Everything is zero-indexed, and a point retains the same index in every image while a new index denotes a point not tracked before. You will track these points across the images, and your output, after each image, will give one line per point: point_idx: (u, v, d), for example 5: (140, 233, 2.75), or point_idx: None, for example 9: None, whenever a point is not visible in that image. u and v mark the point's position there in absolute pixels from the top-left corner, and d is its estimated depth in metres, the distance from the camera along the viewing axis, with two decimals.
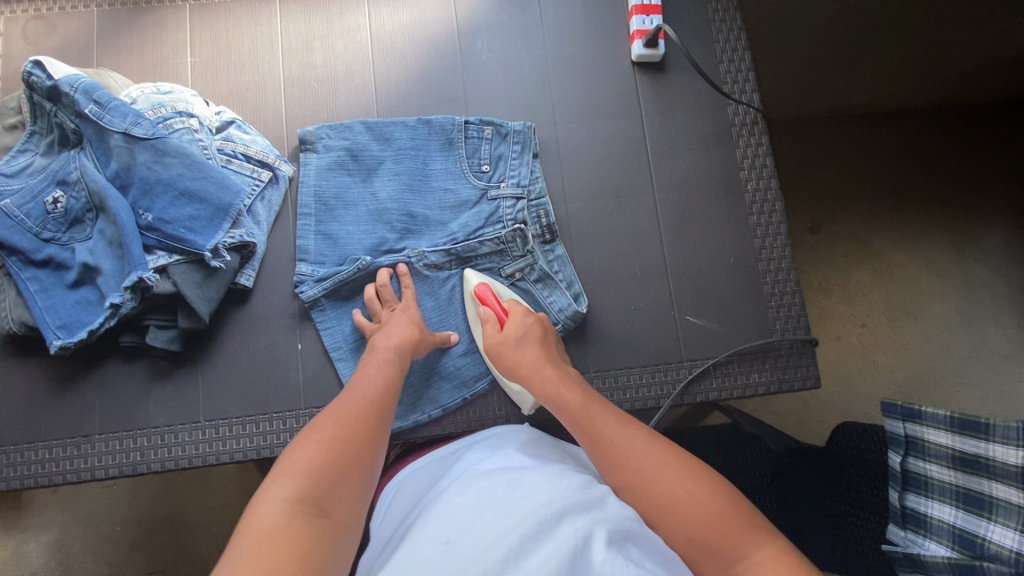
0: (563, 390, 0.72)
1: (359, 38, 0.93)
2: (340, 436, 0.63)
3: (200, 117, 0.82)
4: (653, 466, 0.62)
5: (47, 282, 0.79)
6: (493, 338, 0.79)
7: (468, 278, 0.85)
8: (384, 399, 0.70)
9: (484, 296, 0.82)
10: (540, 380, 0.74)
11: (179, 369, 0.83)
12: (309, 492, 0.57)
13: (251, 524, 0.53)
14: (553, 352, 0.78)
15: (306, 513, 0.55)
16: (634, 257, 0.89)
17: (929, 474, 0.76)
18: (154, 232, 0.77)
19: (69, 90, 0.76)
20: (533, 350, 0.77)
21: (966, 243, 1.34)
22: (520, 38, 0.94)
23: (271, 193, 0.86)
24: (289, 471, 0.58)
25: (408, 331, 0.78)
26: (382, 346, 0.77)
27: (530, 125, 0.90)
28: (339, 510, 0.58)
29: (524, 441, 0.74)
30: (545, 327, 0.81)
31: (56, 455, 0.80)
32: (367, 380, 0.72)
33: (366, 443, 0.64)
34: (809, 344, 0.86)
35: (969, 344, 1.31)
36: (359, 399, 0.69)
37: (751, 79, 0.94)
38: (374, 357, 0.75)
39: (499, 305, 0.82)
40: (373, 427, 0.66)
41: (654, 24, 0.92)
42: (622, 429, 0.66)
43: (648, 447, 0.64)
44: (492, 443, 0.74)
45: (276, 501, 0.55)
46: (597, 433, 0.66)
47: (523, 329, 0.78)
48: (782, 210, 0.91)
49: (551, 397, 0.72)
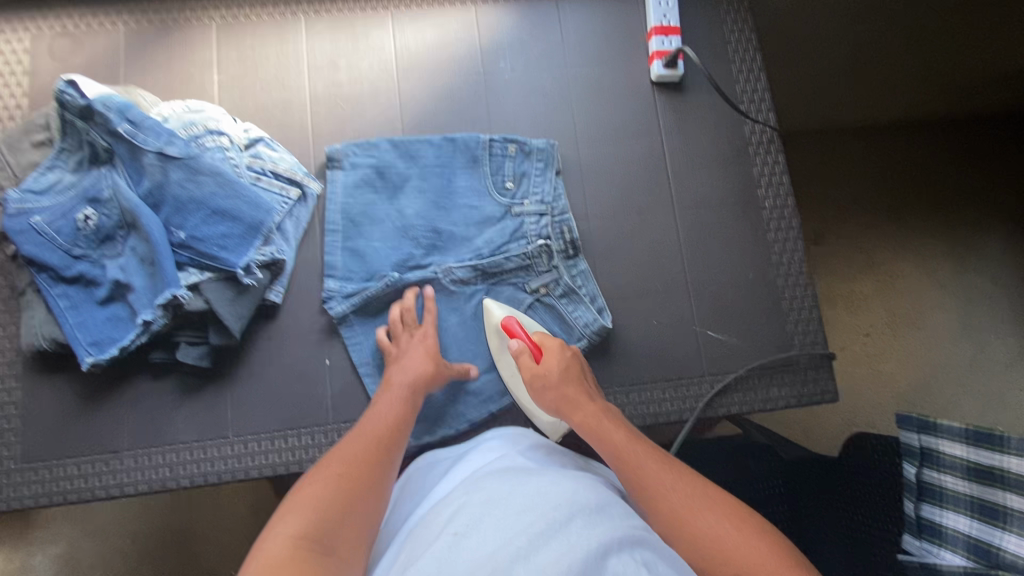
0: (606, 426, 0.73)
1: (384, 57, 0.94)
2: (346, 473, 0.65)
3: (230, 135, 0.83)
4: (696, 505, 0.64)
5: (77, 299, 0.79)
6: (530, 369, 0.79)
7: (491, 311, 0.86)
8: (391, 434, 0.72)
9: (512, 329, 0.83)
10: (584, 416, 0.75)
11: (208, 385, 0.83)
12: (312, 528, 0.58)
13: (258, 556, 0.54)
14: (590, 386, 0.79)
15: (310, 546, 0.56)
16: (654, 273, 0.91)
17: (944, 485, 0.77)
18: (187, 250, 0.78)
19: (102, 109, 0.77)
20: (574, 386, 0.77)
21: (968, 255, 1.37)
22: (542, 57, 0.96)
23: (299, 210, 0.87)
24: (297, 506, 0.60)
25: (422, 367, 0.79)
26: (396, 381, 0.78)
27: (553, 142, 0.92)
28: (343, 547, 0.58)
29: (528, 445, 0.75)
30: (580, 362, 0.82)
31: (85, 471, 0.80)
32: (375, 418, 0.74)
33: (371, 479, 0.66)
34: (827, 358, 0.88)
35: (971, 354, 1.33)
36: (365, 437, 0.71)
37: (767, 99, 0.96)
38: (387, 394, 0.77)
39: (529, 338, 0.82)
40: (380, 463, 0.68)
41: (674, 44, 0.94)
42: (663, 467, 0.68)
43: (688, 485, 0.67)
44: (494, 444, 0.75)
45: (280, 537, 0.56)
46: (639, 469, 0.68)
47: (563, 365, 0.79)
48: (798, 226, 0.93)
49: (595, 434, 0.73)
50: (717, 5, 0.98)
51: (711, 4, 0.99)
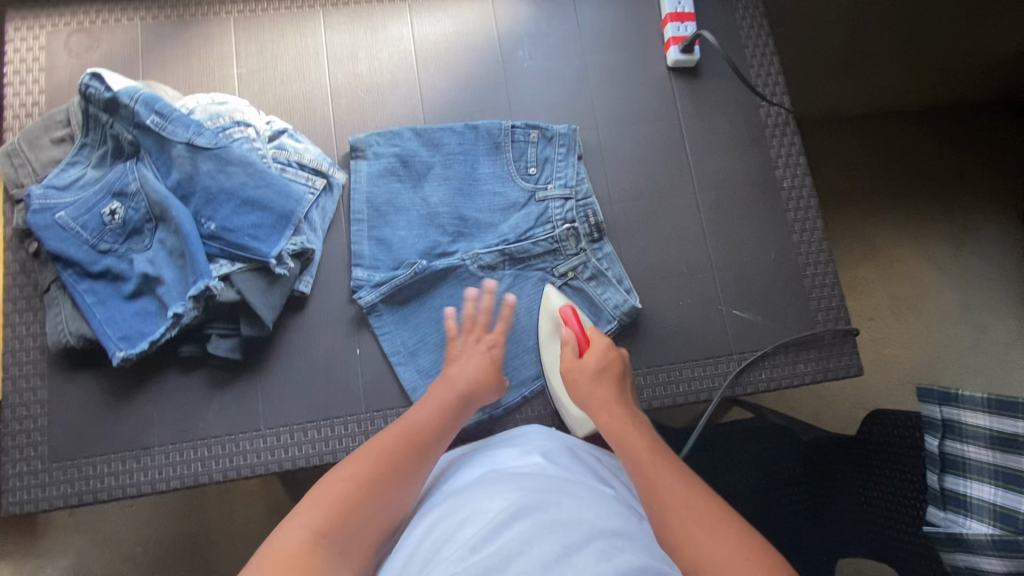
0: (631, 432, 0.70)
1: (403, 49, 0.95)
2: (376, 475, 0.62)
3: (256, 126, 0.83)
4: (700, 523, 0.56)
5: (104, 294, 0.78)
6: (571, 361, 0.80)
7: (551, 298, 0.87)
8: (432, 438, 0.69)
9: (567, 317, 0.83)
10: (609, 416, 0.73)
11: (238, 377, 0.82)
12: (334, 525, 0.56)
13: (274, 547, 0.53)
14: (627, 393, 0.77)
15: (326, 545, 0.54)
16: (676, 256, 0.92)
17: (968, 455, 0.78)
18: (217, 241, 0.77)
19: (128, 101, 0.77)
20: (608, 384, 0.77)
21: (969, 238, 1.40)
22: (560, 45, 0.97)
23: (325, 200, 0.86)
24: (321, 499, 0.58)
25: (480, 376, 0.76)
26: (451, 382, 0.75)
27: (575, 127, 0.92)
28: (355, 552, 0.57)
29: (544, 448, 0.72)
30: (624, 365, 0.80)
31: (115, 469, 0.79)
32: (414, 415, 0.71)
33: (396, 481, 0.63)
34: (851, 334, 0.90)
35: (974, 336, 1.36)
36: (400, 432, 0.68)
37: (782, 82, 0.98)
38: (440, 393, 0.74)
39: (581, 330, 0.82)
40: (410, 468, 0.64)
41: (690, 31, 0.96)
42: (679, 479, 0.61)
43: (703, 503, 0.58)
44: (521, 444, 0.73)
45: (302, 529, 0.55)
46: (650, 475, 0.63)
47: (603, 362, 0.79)
48: (816, 207, 0.95)
49: (616, 435, 0.71)
50: None
51: None
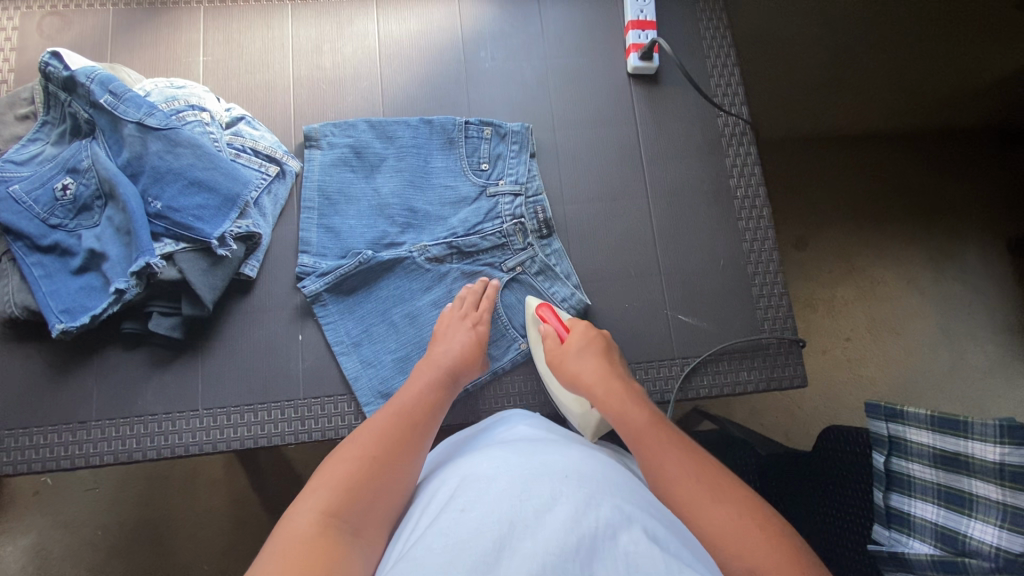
0: (630, 407, 0.71)
1: (367, 43, 0.96)
2: (381, 455, 0.62)
3: (212, 111, 0.85)
4: (710, 496, 0.59)
5: (51, 268, 0.79)
6: (555, 350, 0.81)
7: (529, 302, 0.89)
8: (425, 413, 0.69)
9: (545, 316, 0.85)
10: (605, 392, 0.73)
11: (180, 357, 0.83)
12: (341, 506, 0.56)
13: (284, 530, 0.53)
14: (618, 368, 0.78)
15: (338, 527, 0.55)
16: (626, 259, 0.92)
17: (912, 474, 0.74)
18: (162, 220, 0.79)
19: (85, 80, 0.79)
20: (596, 362, 0.78)
21: (947, 260, 1.38)
22: (522, 47, 0.99)
23: (277, 187, 0.88)
24: (329, 480, 0.58)
25: (462, 352, 0.79)
26: (435, 357, 0.77)
27: (528, 126, 0.94)
28: (367, 530, 0.57)
29: (531, 420, 0.75)
30: (607, 344, 0.81)
31: (51, 441, 0.80)
32: (407, 395, 0.71)
33: (401, 459, 0.62)
34: (797, 344, 0.89)
35: (951, 359, 1.34)
36: (396, 411, 0.68)
37: (741, 93, 0.99)
38: (427, 367, 0.76)
39: (560, 323, 0.84)
40: (413, 443, 0.65)
41: (649, 37, 0.97)
42: (685, 454, 0.64)
43: (710, 478, 0.61)
44: (507, 423, 0.74)
45: (310, 512, 0.55)
46: (657, 452, 0.64)
47: (585, 341, 0.81)
48: (769, 216, 0.95)
49: (616, 413, 0.71)
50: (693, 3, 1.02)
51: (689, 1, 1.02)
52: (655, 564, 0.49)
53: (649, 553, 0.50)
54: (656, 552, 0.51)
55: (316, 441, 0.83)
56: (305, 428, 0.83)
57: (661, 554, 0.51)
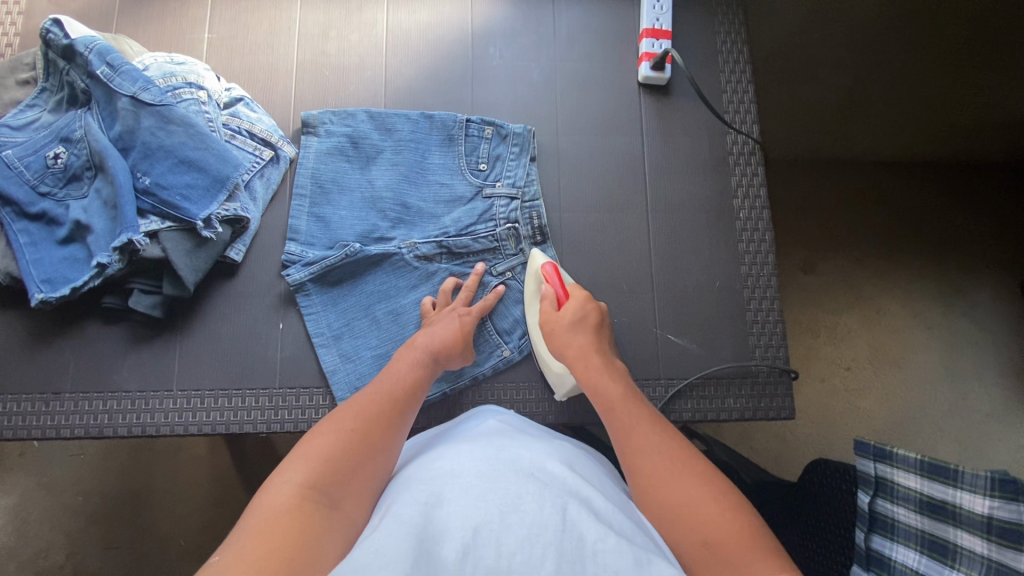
0: (607, 380, 0.72)
1: (375, 33, 0.95)
2: (358, 429, 0.61)
3: (209, 91, 0.84)
4: (667, 469, 0.60)
5: (37, 236, 0.79)
6: (548, 313, 0.81)
7: (535, 257, 0.87)
8: (406, 395, 0.68)
9: (546, 275, 0.83)
10: (585, 365, 0.74)
11: (159, 336, 0.83)
12: (321, 480, 0.55)
13: (261, 504, 0.52)
14: (604, 341, 0.78)
15: (316, 499, 0.53)
16: (618, 273, 0.90)
17: (896, 517, 0.71)
18: (149, 197, 0.78)
19: (83, 50, 0.78)
20: (586, 334, 0.77)
21: (956, 297, 1.34)
22: (532, 48, 0.96)
23: (270, 171, 0.87)
24: (306, 456, 0.57)
25: (450, 337, 0.77)
26: (421, 343, 0.76)
27: (531, 129, 0.93)
28: (348, 504, 0.55)
29: (502, 416, 0.73)
30: (602, 316, 0.80)
31: (24, 409, 0.80)
32: (393, 376, 0.70)
33: (380, 439, 0.61)
34: (788, 375, 0.87)
35: (952, 399, 1.30)
36: (377, 393, 0.67)
37: (753, 111, 0.96)
38: (410, 352, 0.75)
39: (560, 286, 0.82)
40: (391, 417, 0.64)
41: (663, 48, 0.94)
42: (653, 432, 0.65)
43: (674, 454, 0.62)
44: (481, 415, 0.73)
45: (288, 484, 0.54)
46: (626, 425, 0.67)
47: (580, 314, 0.79)
48: (771, 239, 0.92)
49: (592, 384, 0.73)
50: (712, 14, 0.99)
51: (707, 13, 0.99)
52: (624, 557, 0.48)
53: (618, 548, 0.49)
54: (624, 546, 0.49)
55: (288, 432, 0.82)
56: (277, 417, 0.82)
57: (631, 552, 0.49)
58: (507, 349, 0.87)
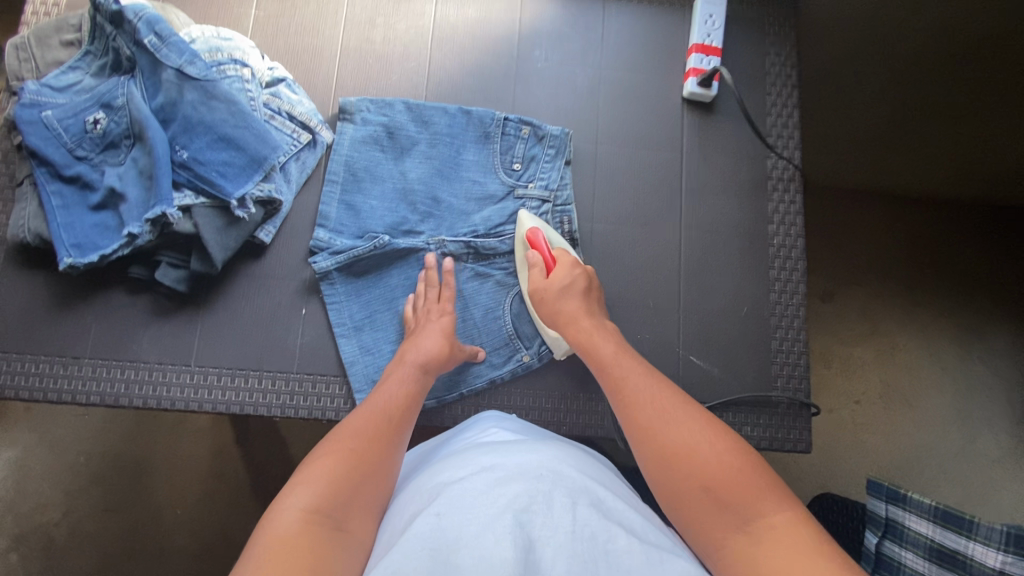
0: (598, 340, 0.73)
1: (421, 24, 0.94)
2: (358, 450, 0.60)
3: (253, 69, 0.84)
4: (665, 419, 0.60)
5: (70, 199, 0.79)
6: (537, 281, 0.80)
7: (523, 221, 0.86)
8: (402, 413, 0.67)
9: (534, 240, 0.83)
10: (576, 330, 0.75)
11: (182, 310, 0.82)
12: (325, 501, 0.54)
13: (266, 531, 0.51)
14: (594, 304, 0.79)
15: (323, 521, 0.52)
16: (644, 289, 0.89)
17: (903, 562, 0.70)
18: (186, 170, 0.78)
19: (132, 18, 0.78)
20: (575, 301, 0.77)
21: (977, 341, 1.31)
22: (578, 53, 0.95)
23: (306, 155, 0.87)
24: (308, 479, 0.56)
25: (438, 351, 0.76)
26: (410, 359, 0.75)
27: (569, 133, 0.91)
28: (354, 524, 0.54)
29: (506, 423, 0.72)
30: (590, 280, 0.80)
31: (42, 371, 0.80)
32: (386, 395, 0.69)
33: (380, 458, 0.61)
34: (807, 408, 0.86)
35: (960, 442, 1.28)
36: (370, 413, 0.66)
37: (796, 137, 0.95)
38: (400, 369, 0.74)
39: (547, 252, 0.82)
40: (390, 436, 0.64)
41: (712, 64, 0.93)
42: (647, 385, 0.65)
43: (670, 404, 0.62)
44: (480, 424, 0.72)
45: (292, 510, 0.52)
46: (620, 381, 0.67)
47: (568, 280, 0.79)
48: (803, 269, 0.91)
49: (585, 346, 0.74)
50: (763, 35, 0.97)
51: (758, 33, 0.98)
52: (636, 557, 0.48)
53: (630, 547, 0.49)
54: (636, 545, 0.49)
55: (302, 418, 0.82)
56: (292, 403, 0.81)
57: (643, 554, 0.49)
58: (527, 354, 0.86)
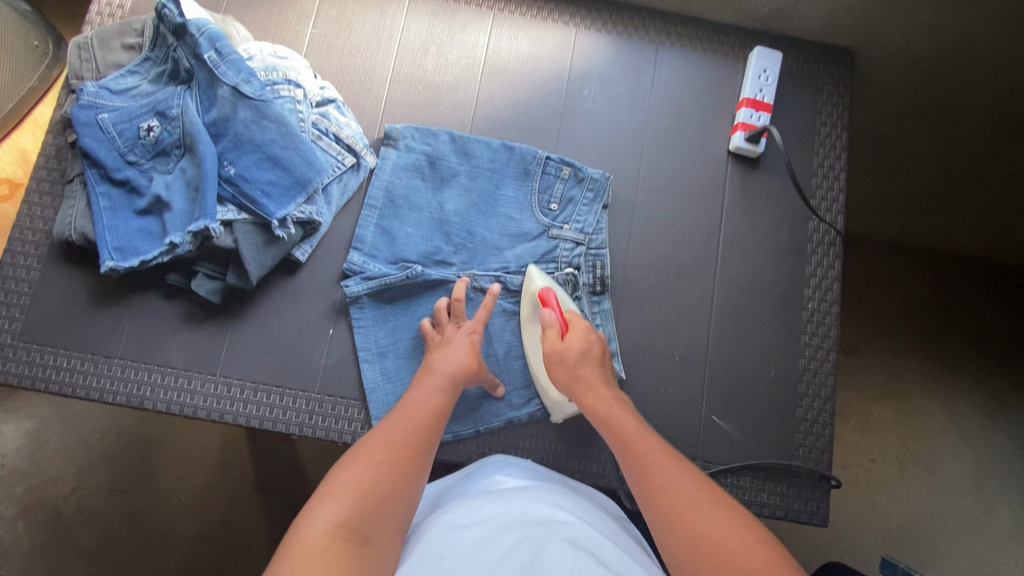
0: (619, 414, 0.71)
1: (473, 55, 0.94)
2: (386, 460, 0.61)
3: (306, 90, 0.85)
4: (688, 496, 0.59)
5: (117, 202, 0.80)
6: (554, 343, 0.78)
7: (533, 278, 0.86)
8: (432, 423, 0.68)
9: (547, 298, 0.82)
10: (594, 400, 0.73)
11: (212, 319, 0.83)
12: (354, 516, 0.54)
13: (294, 544, 0.51)
14: (609, 375, 0.78)
15: (349, 536, 0.52)
16: (671, 341, 0.88)
17: None
18: (231, 186, 0.79)
19: (195, 32, 0.79)
20: (591, 369, 0.76)
21: (1004, 415, 1.27)
22: (626, 97, 0.95)
23: (348, 178, 0.88)
24: (337, 489, 0.56)
25: (467, 361, 0.77)
26: (439, 368, 0.75)
27: (609, 176, 0.91)
28: (380, 539, 0.54)
29: (517, 470, 0.73)
30: (603, 349, 0.79)
31: (73, 367, 0.81)
32: (416, 404, 0.70)
33: (409, 468, 0.61)
34: (826, 480, 0.84)
35: (975, 514, 1.24)
36: (402, 422, 0.67)
37: (841, 201, 0.93)
38: (430, 378, 0.74)
39: (561, 312, 0.81)
40: (418, 447, 0.64)
41: (761, 121, 0.92)
42: (669, 461, 0.64)
43: (691, 483, 0.61)
44: (492, 468, 0.72)
45: (320, 522, 0.52)
46: (640, 456, 0.65)
47: (584, 345, 0.77)
48: (835, 336, 0.89)
49: (603, 418, 0.71)
50: (815, 95, 0.96)
51: (810, 93, 0.97)
52: None
53: None
54: None
55: (318, 438, 0.82)
56: (310, 422, 0.82)
57: None
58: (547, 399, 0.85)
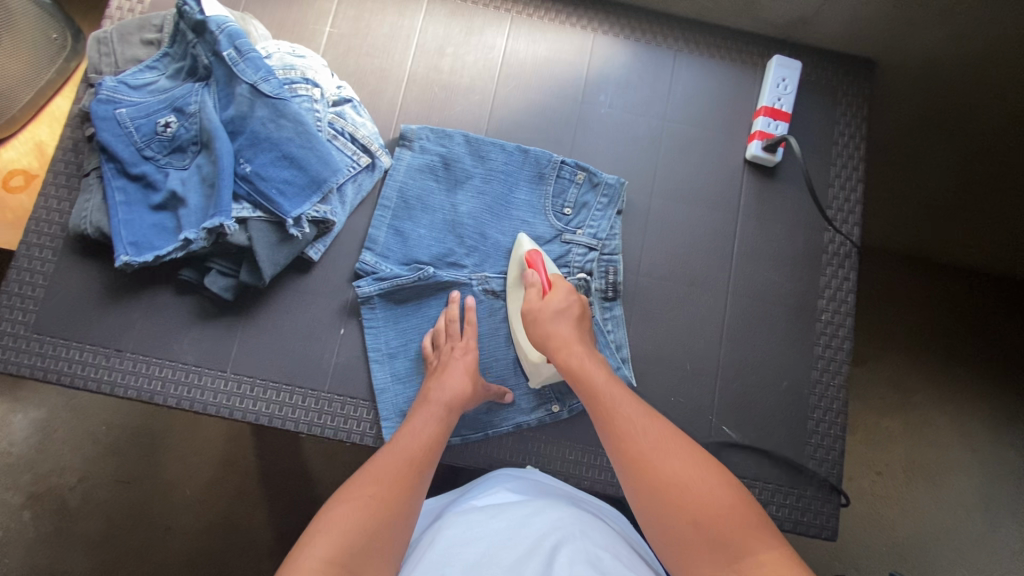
0: (590, 364, 0.71)
1: (490, 57, 0.94)
2: (376, 495, 0.60)
3: (323, 89, 0.85)
4: (659, 450, 0.60)
5: (133, 197, 0.81)
6: (532, 303, 0.79)
7: (520, 243, 0.86)
8: (425, 456, 0.67)
9: (533, 261, 0.82)
10: (567, 353, 0.72)
11: (224, 315, 0.84)
12: (343, 551, 0.53)
13: None
14: (586, 331, 0.77)
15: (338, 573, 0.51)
16: (682, 350, 0.87)
17: None
18: (247, 183, 0.79)
19: (215, 30, 0.79)
20: (567, 326, 0.76)
21: (1015, 432, 1.26)
22: (643, 102, 0.94)
23: (363, 178, 0.88)
24: (326, 526, 0.56)
25: (464, 387, 0.76)
26: (434, 398, 0.75)
27: (623, 182, 0.90)
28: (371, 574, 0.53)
29: (515, 483, 0.72)
30: (584, 310, 0.79)
31: (86, 360, 0.82)
32: (412, 436, 0.70)
33: (399, 500, 0.61)
34: (835, 494, 0.84)
35: (982, 531, 1.22)
36: (394, 454, 0.66)
37: (858, 212, 0.92)
38: (425, 409, 0.74)
39: (545, 275, 0.81)
40: (410, 479, 0.64)
41: (778, 130, 0.91)
42: (638, 412, 0.64)
43: (662, 434, 0.62)
44: (490, 484, 0.72)
45: (309, 560, 0.52)
46: (610, 410, 0.65)
47: (563, 304, 0.77)
48: (848, 349, 0.88)
49: (575, 371, 0.71)
50: (834, 105, 0.95)
51: (828, 103, 0.96)
52: None
53: None
54: None
55: (327, 438, 0.82)
56: (319, 422, 0.82)
57: None
58: (557, 405, 0.85)
